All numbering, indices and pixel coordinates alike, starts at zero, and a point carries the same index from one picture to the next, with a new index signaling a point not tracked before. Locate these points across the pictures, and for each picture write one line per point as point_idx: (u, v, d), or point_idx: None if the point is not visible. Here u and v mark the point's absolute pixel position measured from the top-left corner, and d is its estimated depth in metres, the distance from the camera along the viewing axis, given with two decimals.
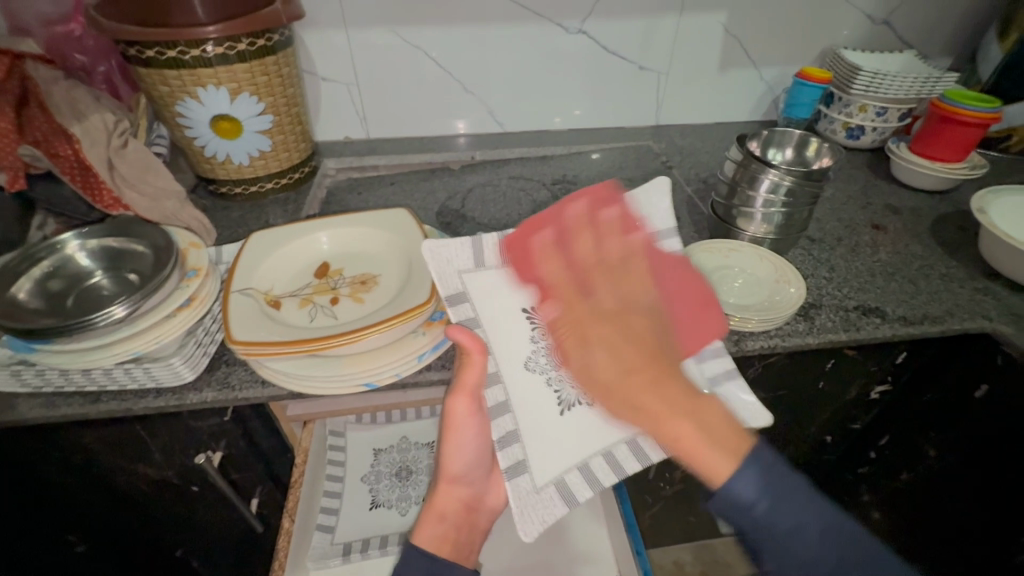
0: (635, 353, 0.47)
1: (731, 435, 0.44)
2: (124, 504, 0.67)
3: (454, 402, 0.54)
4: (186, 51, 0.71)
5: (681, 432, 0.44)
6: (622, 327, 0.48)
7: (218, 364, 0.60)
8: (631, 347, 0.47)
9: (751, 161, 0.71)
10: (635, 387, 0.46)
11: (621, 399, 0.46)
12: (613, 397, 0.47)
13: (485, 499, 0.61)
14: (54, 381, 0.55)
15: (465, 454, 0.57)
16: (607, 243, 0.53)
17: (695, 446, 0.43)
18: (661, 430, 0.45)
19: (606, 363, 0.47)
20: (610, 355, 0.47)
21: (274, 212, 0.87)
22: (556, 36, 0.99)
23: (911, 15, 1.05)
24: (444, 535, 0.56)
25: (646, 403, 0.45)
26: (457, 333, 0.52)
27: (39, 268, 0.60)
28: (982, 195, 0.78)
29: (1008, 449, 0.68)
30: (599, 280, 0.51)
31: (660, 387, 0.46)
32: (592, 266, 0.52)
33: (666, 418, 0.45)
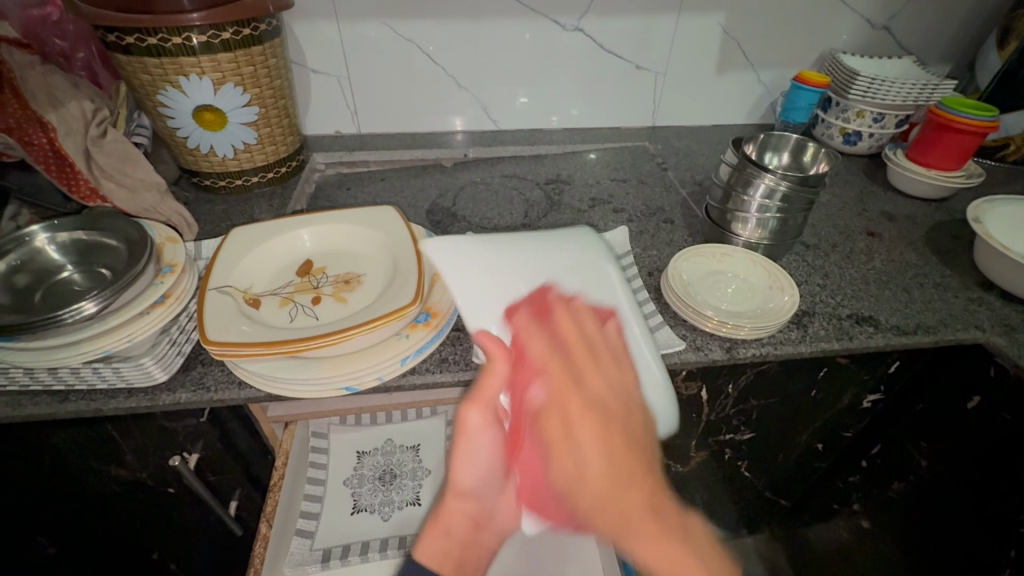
0: (628, 459, 0.43)
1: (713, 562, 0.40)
2: (94, 506, 0.65)
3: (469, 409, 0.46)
4: (168, 38, 0.68)
5: (656, 548, 0.40)
6: (606, 423, 0.44)
7: (194, 363, 0.58)
8: (624, 449, 0.43)
9: (747, 165, 0.70)
10: (634, 502, 0.41)
11: (609, 509, 0.41)
12: (614, 491, 0.41)
13: (495, 518, 0.52)
14: (19, 380, 0.53)
15: (477, 466, 0.48)
16: (560, 333, 0.49)
17: (674, 564, 0.39)
18: (653, 549, 0.40)
19: (603, 478, 0.42)
20: (608, 462, 0.42)
21: (259, 206, 0.85)
22: (552, 33, 0.97)
23: (911, 21, 1.04)
24: (447, 554, 0.50)
25: (626, 504, 0.41)
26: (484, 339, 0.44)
27: (6, 261, 0.58)
28: (978, 204, 0.78)
29: (995, 461, 0.68)
30: (579, 364, 0.47)
31: (661, 516, 0.41)
32: (556, 369, 0.46)
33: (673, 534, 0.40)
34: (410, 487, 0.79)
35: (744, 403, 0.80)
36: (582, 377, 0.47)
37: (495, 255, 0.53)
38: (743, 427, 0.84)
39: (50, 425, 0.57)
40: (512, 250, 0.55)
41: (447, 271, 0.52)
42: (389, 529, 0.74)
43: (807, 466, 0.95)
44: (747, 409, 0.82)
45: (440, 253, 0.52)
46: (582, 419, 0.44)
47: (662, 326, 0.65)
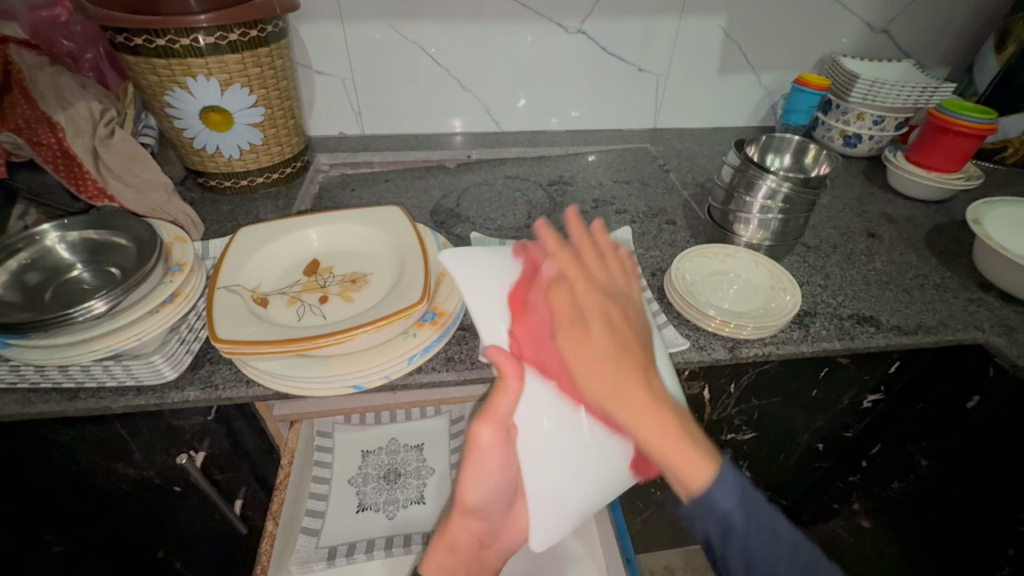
0: (620, 359, 0.45)
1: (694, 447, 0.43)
2: (102, 503, 0.65)
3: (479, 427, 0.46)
4: (176, 40, 0.69)
5: (648, 433, 0.43)
6: (619, 341, 0.46)
7: (202, 362, 0.58)
8: (620, 350, 0.45)
9: (750, 166, 0.71)
10: (629, 376, 0.44)
11: (605, 380, 0.44)
12: (611, 376, 0.44)
13: (501, 535, 0.57)
14: (30, 377, 0.54)
15: (486, 485, 0.51)
16: (590, 267, 0.50)
17: (671, 462, 0.42)
18: (647, 425, 0.43)
19: (606, 343, 0.45)
20: (609, 325, 0.46)
21: (265, 206, 0.86)
22: (555, 35, 0.98)
23: (910, 24, 1.05)
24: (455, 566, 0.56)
25: (627, 396, 0.43)
26: (498, 353, 0.43)
27: (16, 260, 0.58)
28: (977, 206, 0.79)
29: (994, 459, 0.69)
30: (580, 267, 0.49)
31: (649, 384, 0.45)
32: (569, 261, 0.49)
33: (657, 399, 0.44)
34: (414, 485, 0.79)
35: (745, 403, 0.80)
36: (585, 270, 0.49)
37: (508, 259, 0.50)
38: (745, 426, 0.85)
39: (59, 424, 0.57)
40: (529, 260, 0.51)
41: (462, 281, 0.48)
42: (393, 527, 0.75)
43: (807, 466, 0.95)
44: (749, 409, 0.82)
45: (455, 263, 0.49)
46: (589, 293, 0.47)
47: (666, 326, 0.65)
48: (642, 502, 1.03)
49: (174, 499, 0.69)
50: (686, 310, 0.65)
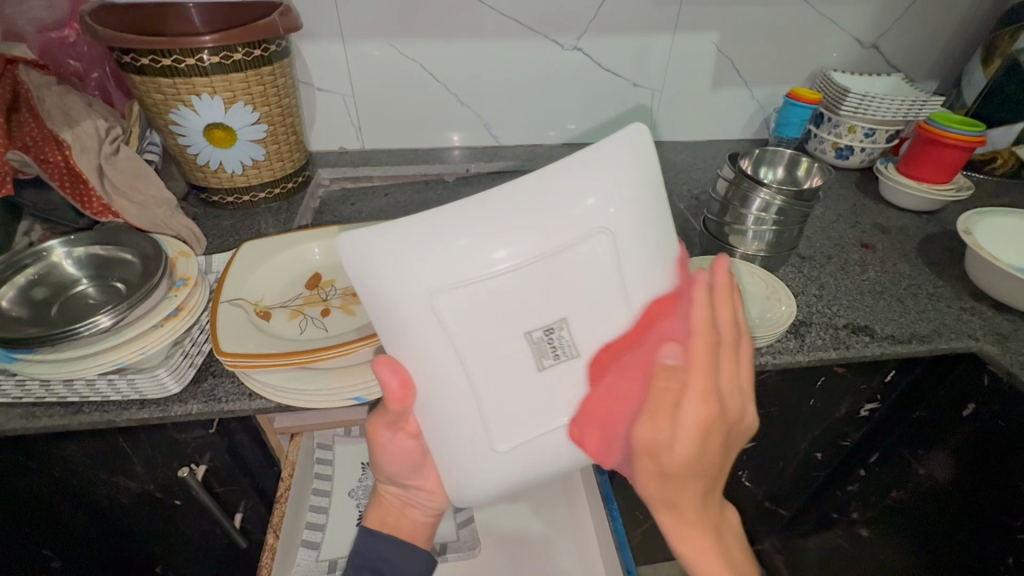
0: (716, 450, 0.42)
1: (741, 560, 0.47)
2: (103, 516, 0.65)
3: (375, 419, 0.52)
4: (181, 59, 0.70)
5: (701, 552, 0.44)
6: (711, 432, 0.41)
7: (205, 375, 0.59)
8: (715, 443, 0.42)
9: (744, 180, 0.72)
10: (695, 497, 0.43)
11: (673, 488, 0.43)
12: (677, 489, 0.43)
13: (425, 500, 0.58)
14: (34, 392, 0.54)
15: (389, 469, 0.54)
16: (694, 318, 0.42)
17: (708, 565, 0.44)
18: (690, 541, 0.44)
19: (684, 461, 0.41)
20: (701, 449, 0.41)
21: (266, 221, 0.87)
22: (552, 52, 1.00)
23: (898, 40, 1.08)
24: (386, 519, 0.59)
25: (687, 511, 0.44)
26: (385, 369, 0.44)
27: (23, 275, 0.59)
28: (967, 216, 0.80)
29: (990, 467, 0.69)
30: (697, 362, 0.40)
31: (706, 512, 0.45)
32: (700, 349, 0.40)
33: (709, 542, 0.45)
34: None
35: None
36: (719, 350, 0.42)
37: (426, 247, 0.40)
38: None
39: (62, 438, 0.57)
40: (451, 237, 0.40)
41: (359, 275, 0.40)
42: None
43: (806, 475, 0.96)
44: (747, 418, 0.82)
45: (353, 252, 0.40)
46: (693, 416, 0.40)
47: None
48: (642, 512, 1.03)
49: (175, 512, 0.70)
50: None
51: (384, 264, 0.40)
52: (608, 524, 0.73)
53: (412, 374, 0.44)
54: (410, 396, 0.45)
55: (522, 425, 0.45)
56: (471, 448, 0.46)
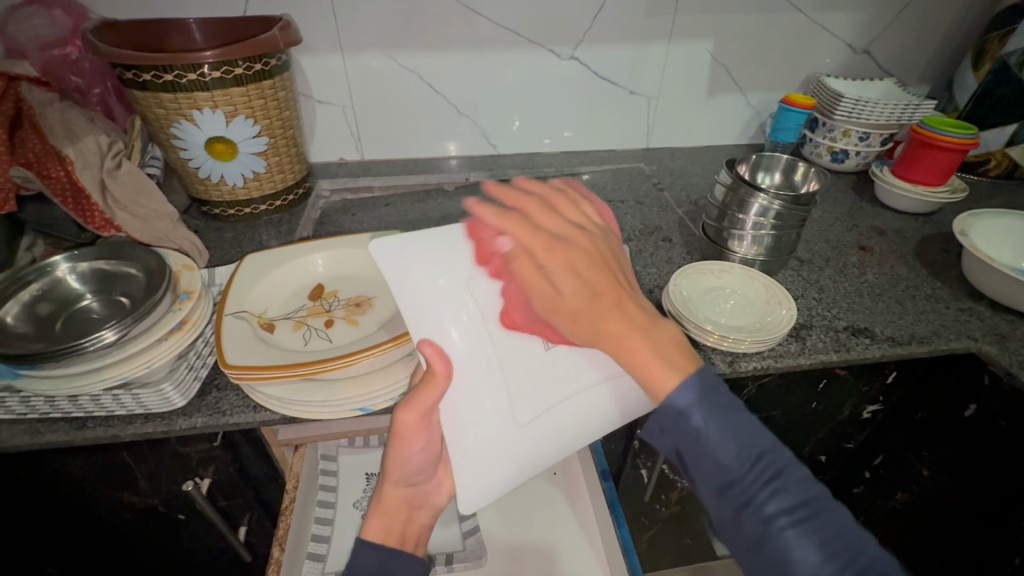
0: (604, 283, 0.44)
1: (680, 353, 0.44)
2: (106, 532, 0.65)
3: (404, 415, 0.50)
4: (183, 74, 0.71)
5: (636, 347, 0.43)
6: (592, 257, 0.45)
7: (209, 389, 0.59)
8: (600, 278, 0.44)
9: (741, 185, 0.73)
10: (607, 316, 0.43)
11: (581, 324, 0.44)
12: (584, 320, 0.43)
13: (430, 495, 0.59)
14: (39, 408, 0.54)
15: (411, 460, 0.54)
16: (561, 212, 0.48)
17: (648, 358, 0.43)
18: (623, 350, 0.43)
19: (571, 298, 0.43)
20: (581, 282, 0.43)
21: (267, 232, 0.87)
22: (548, 61, 1.01)
23: (889, 45, 1.09)
24: (391, 528, 0.56)
25: (611, 328, 0.43)
26: (429, 349, 0.47)
27: (28, 291, 0.60)
28: (964, 217, 0.81)
29: (995, 467, 0.69)
30: (536, 219, 0.46)
31: (626, 315, 0.44)
32: (530, 212, 0.47)
33: (638, 347, 0.43)
34: None
35: None
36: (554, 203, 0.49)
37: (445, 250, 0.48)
38: None
39: (67, 453, 0.57)
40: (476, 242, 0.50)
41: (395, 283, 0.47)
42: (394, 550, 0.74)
43: (811, 478, 0.96)
44: None
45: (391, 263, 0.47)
46: (547, 254, 0.44)
47: None
48: (647, 518, 1.03)
49: (179, 526, 0.69)
50: (685, 326, 0.67)
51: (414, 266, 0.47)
52: (613, 529, 0.74)
53: (451, 351, 0.48)
54: (452, 371, 0.48)
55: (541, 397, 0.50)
56: (496, 425, 0.49)
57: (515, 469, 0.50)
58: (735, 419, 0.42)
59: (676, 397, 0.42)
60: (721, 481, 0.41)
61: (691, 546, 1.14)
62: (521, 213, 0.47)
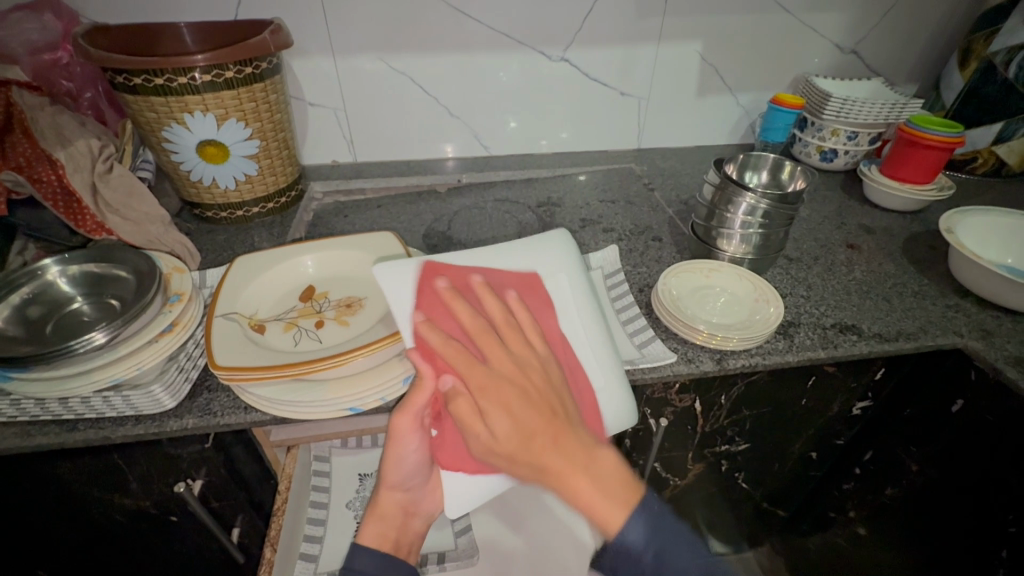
0: (535, 417, 0.46)
1: (624, 486, 0.46)
2: (98, 534, 0.65)
3: (399, 418, 0.53)
4: (173, 78, 0.72)
5: (578, 485, 0.45)
6: (530, 399, 0.47)
7: (200, 390, 0.59)
8: (541, 419, 0.46)
9: (729, 185, 0.73)
10: (543, 450, 0.46)
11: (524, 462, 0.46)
12: (523, 463, 0.46)
13: (423, 504, 0.60)
14: (30, 411, 0.55)
15: (404, 463, 0.57)
16: (483, 307, 0.52)
17: (592, 496, 0.45)
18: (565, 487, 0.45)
19: (511, 439, 0.46)
20: (512, 425, 0.46)
21: (260, 235, 0.87)
22: (539, 62, 1.02)
23: (877, 45, 1.10)
24: (387, 533, 0.57)
25: (546, 463, 0.45)
26: (418, 355, 0.50)
27: (18, 294, 0.60)
28: (950, 215, 0.81)
29: (982, 461, 0.70)
30: (488, 346, 0.49)
31: (566, 449, 0.46)
32: (475, 330, 0.50)
33: (577, 479, 0.45)
34: None
35: (737, 414, 0.81)
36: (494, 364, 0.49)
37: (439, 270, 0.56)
38: (737, 437, 0.86)
39: (57, 456, 0.57)
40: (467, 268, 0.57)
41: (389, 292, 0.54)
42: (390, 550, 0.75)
43: (802, 475, 0.96)
44: (741, 420, 0.83)
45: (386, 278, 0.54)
46: (497, 377, 0.48)
47: (653, 341, 0.67)
48: None
49: (171, 529, 0.69)
50: (675, 325, 0.67)
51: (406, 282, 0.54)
52: None
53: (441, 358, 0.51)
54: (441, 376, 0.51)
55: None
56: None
57: (493, 470, 0.53)
58: (673, 542, 0.46)
59: (625, 533, 0.45)
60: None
61: None
62: (466, 334, 0.50)
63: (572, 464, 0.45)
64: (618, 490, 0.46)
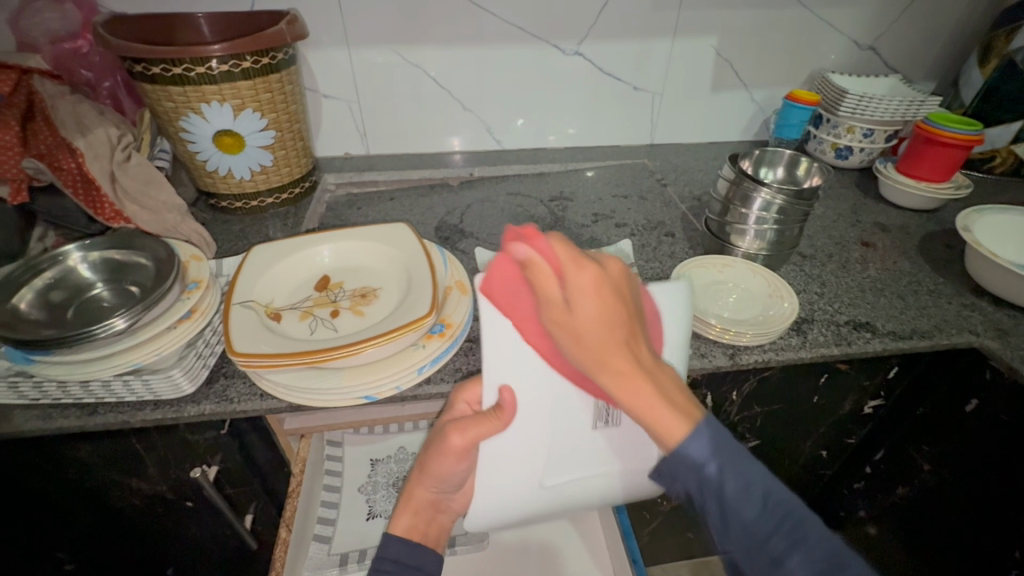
0: (620, 316, 0.41)
1: (682, 397, 0.41)
2: (116, 515, 0.67)
3: (454, 437, 0.54)
4: (191, 68, 0.72)
5: (648, 401, 0.40)
6: (612, 312, 0.41)
7: (217, 377, 0.60)
8: (616, 308, 0.41)
9: (744, 179, 0.73)
10: (620, 348, 0.40)
11: (591, 348, 0.41)
12: (597, 349, 0.41)
13: (452, 502, 0.62)
14: (52, 394, 0.55)
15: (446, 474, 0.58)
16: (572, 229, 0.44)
17: (658, 413, 0.40)
18: (628, 391, 0.40)
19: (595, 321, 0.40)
20: (600, 313, 0.40)
21: (274, 225, 0.88)
22: (552, 55, 1.01)
23: (894, 41, 1.09)
24: (417, 526, 0.59)
25: (619, 361, 0.40)
26: (508, 395, 0.51)
27: (41, 279, 0.61)
28: (967, 213, 0.81)
29: (998, 461, 0.69)
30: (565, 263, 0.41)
31: (639, 361, 0.41)
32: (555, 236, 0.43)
33: (644, 389, 0.40)
34: None
35: (747, 410, 0.81)
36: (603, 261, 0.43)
37: None
38: (748, 434, 0.86)
39: (79, 438, 0.58)
40: None
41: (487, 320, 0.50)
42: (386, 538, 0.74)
43: (812, 473, 0.96)
44: (752, 416, 0.83)
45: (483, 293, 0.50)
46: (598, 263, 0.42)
47: None
48: (648, 512, 1.03)
49: (186, 514, 0.70)
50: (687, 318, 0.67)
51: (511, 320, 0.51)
52: (612, 513, 0.76)
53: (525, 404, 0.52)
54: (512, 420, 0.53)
55: (570, 470, 0.56)
56: (521, 484, 0.55)
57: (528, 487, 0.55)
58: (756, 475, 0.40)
59: (690, 446, 0.39)
60: (749, 541, 0.39)
61: (692, 540, 1.15)
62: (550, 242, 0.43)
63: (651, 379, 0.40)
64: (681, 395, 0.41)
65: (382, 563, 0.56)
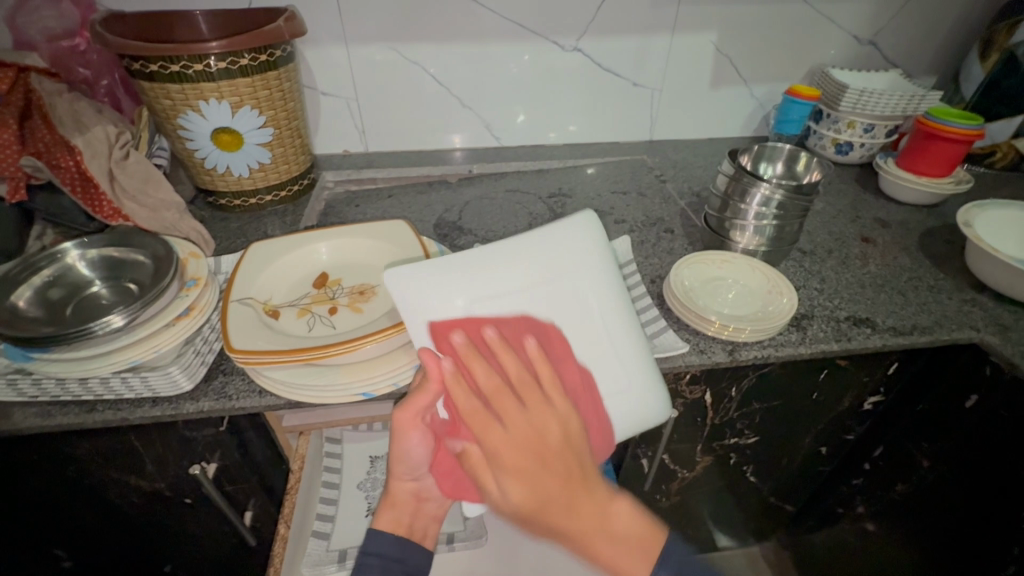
0: (554, 483, 0.43)
1: (639, 537, 0.45)
2: (115, 512, 0.67)
3: (401, 415, 0.52)
4: (189, 65, 0.72)
5: (601, 549, 0.43)
6: (541, 460, 0.43)
7: (216, 374, 0.60)
8: (543, 471, 0.43)
9: (743, 175, 0.73)
10: (559, 514, 0.43)
11: (538, 524, 0.44)
12: (534, 518, 0.43)
13: (434, 491, 0.60)
14: (50, 391, 0.55)
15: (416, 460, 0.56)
16: (502, 363, 0.47)
17: (615, 560, 0.44)
18: (584, 547, 0.44)
19: (525, 493, 0.43)
20: (526, 489, 0.43)
21: (272, 223, 0.88)
22: (551, 51, 1.01)
23: (895, 36, 1.08)
24: (400, 520, 0.59)
25: (564, 528, 0.43)
26: (428, 358, 0.48)
27: (39, 277, 0.61)
28: (968, 209, 0.80)
29: (997, 456, 0.69)
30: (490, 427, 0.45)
31: (591, 499, 0.44)
32: (495, 392, 0.45)
33: (598, 541, 0.44)
34: None
35: (746, 406, 0.81)
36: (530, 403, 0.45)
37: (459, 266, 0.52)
38: (747, 431, 0.86)
39: (78, 436, 0.58)
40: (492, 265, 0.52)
41: (404, 300, 0.51)
42: None
43: (811, 469, 0.96)
44: (751, 413, 0.83)
45: (399, 283, 0.50)
46: (520, 426, 0.44)
47: (666, 330, 0.67)
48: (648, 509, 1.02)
49: (186, 511, 0.70)
50: (685, 314, 0.67)
51: (430, 288, 0.51)
52: None
53: None
54: None
55: None
56: None
57: None
58: None
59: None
60: None
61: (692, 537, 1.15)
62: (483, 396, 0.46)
63: (600, 534, 0.43)
64: (636, 543, 0.45)
65: (366, 558, 0.55)
